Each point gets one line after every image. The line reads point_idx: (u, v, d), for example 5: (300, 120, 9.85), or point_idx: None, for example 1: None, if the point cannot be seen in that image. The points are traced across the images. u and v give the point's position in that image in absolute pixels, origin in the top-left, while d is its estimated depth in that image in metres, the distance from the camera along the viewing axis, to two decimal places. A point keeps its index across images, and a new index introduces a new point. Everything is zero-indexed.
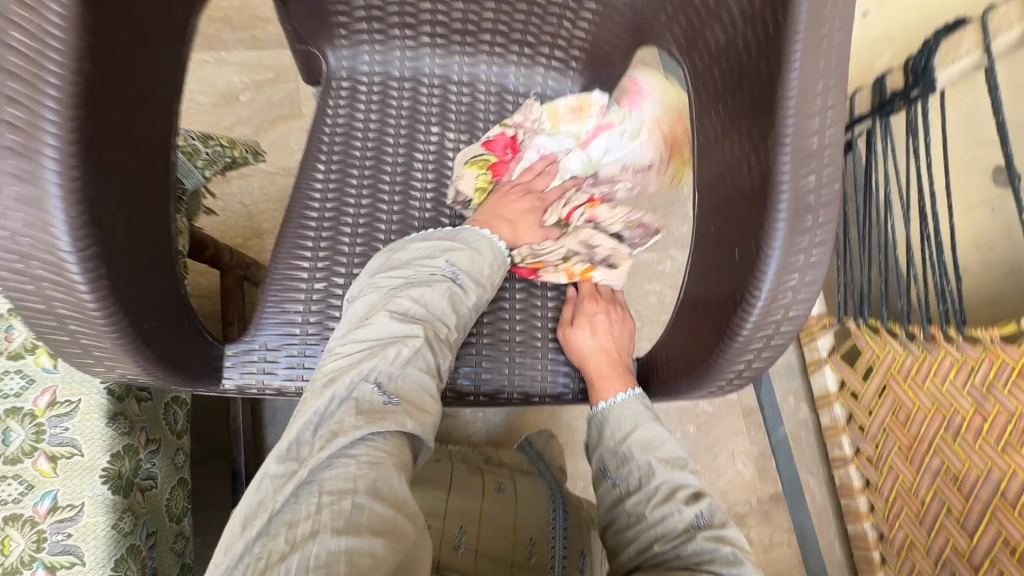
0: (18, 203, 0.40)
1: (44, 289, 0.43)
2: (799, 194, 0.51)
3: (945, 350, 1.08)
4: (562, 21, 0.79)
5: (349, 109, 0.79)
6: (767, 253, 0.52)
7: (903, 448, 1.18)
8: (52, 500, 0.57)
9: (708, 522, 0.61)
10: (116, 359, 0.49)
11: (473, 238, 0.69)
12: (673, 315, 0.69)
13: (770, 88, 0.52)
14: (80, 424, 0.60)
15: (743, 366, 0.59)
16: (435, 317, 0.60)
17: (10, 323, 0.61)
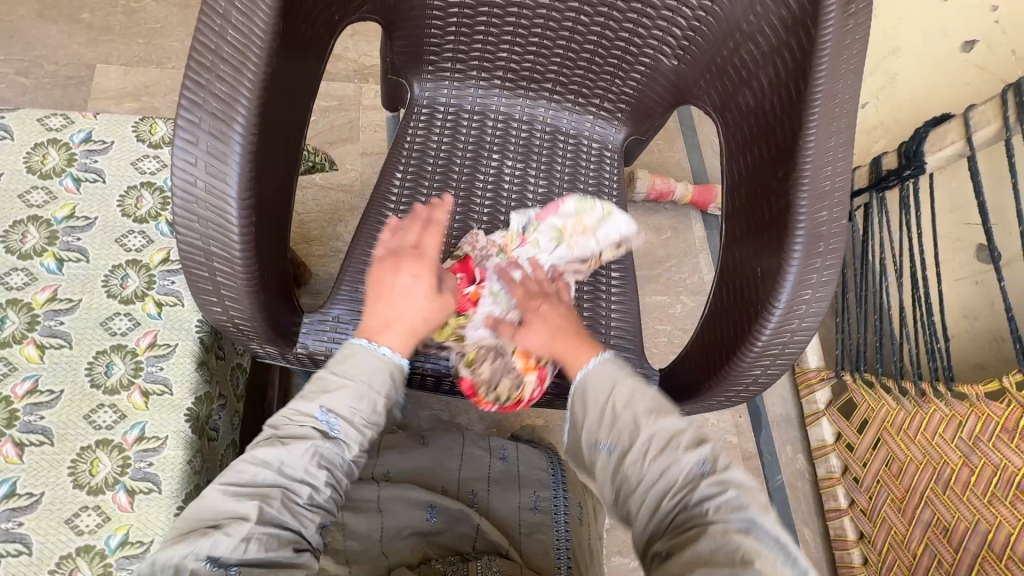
0: (208, 155, 0.50)
1: (206, 229, 0.53)
2: (815, 225, 0.61)
3: (936, 405, 1.16)
4: (614, 79, 0.91)
5: (426, 132, 0.92)
6: (786, 270, 0.61)
7: (896, 499, 1.24)
8: (140, 431, 0.64)
9: (711, 468, 0.56)
10: (236, 300, 0.57)
11: (366, 368, 0.61)
12: (695, 330, 0.76)
13: (792, 140, 0.65)
14: (174, 366, 0.67)
15: (759, 372, 0.66)
16: (298, 476, 0.57)
17: (126, 273, 0.69)
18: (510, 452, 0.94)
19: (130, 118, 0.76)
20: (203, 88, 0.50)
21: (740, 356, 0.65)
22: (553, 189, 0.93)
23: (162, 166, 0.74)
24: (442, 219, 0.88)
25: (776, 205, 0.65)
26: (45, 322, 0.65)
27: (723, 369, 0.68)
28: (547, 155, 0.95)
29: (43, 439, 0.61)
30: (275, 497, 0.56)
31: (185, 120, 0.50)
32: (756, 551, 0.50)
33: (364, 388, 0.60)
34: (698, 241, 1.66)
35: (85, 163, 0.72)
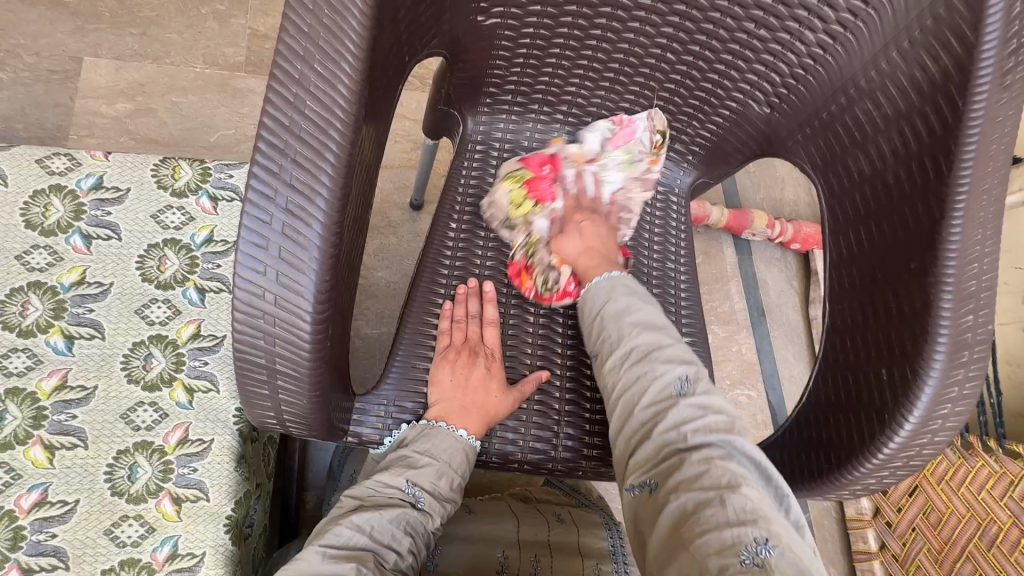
0: (281, 260, 0.41)
1: (274, 345, 0.43)
2: (958, 331, 0.54)
3: (983, 460, 1.16)
4: (692, 121, 0.82)
5: (481, 173, 0.82)
6: (925, 380, 0.54)
7: (933, 550, 1.21)
8: (172, 547, 0.54)
9: (689, 389, 0.59)
10: (299, 413, 0.48)
11: (448, 444, 0.63)
12: (790, 417, 0.69)
13: (928, 227, 0.57)
14: (210, 466, 0.57)
15: (875, 481, 0.59)
16: (387, 541, 0.57)
17: (149, 351, 0.60)
18: (564, 513, 0.88)
19: (149, 159, 0.66)
20: (277, 177, 0.40)
21: (857, 464, 0.59)
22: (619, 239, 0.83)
23: (188, 219, 0.65)
24: (501, 272, 0.78)
25: (910, 301, 0.57)
26: (54, 417, 0.55)
27: (833, 474, 0.61)
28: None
29: (56, 562, 0.51)
30: (370, 562, 0.55)
31: (252, 217, 0.40)
32: (738, 475, 0.51)
33: (448, 467, 0.62)
34: (729, 267, 1.59)
35: (95, 215, 0.62)
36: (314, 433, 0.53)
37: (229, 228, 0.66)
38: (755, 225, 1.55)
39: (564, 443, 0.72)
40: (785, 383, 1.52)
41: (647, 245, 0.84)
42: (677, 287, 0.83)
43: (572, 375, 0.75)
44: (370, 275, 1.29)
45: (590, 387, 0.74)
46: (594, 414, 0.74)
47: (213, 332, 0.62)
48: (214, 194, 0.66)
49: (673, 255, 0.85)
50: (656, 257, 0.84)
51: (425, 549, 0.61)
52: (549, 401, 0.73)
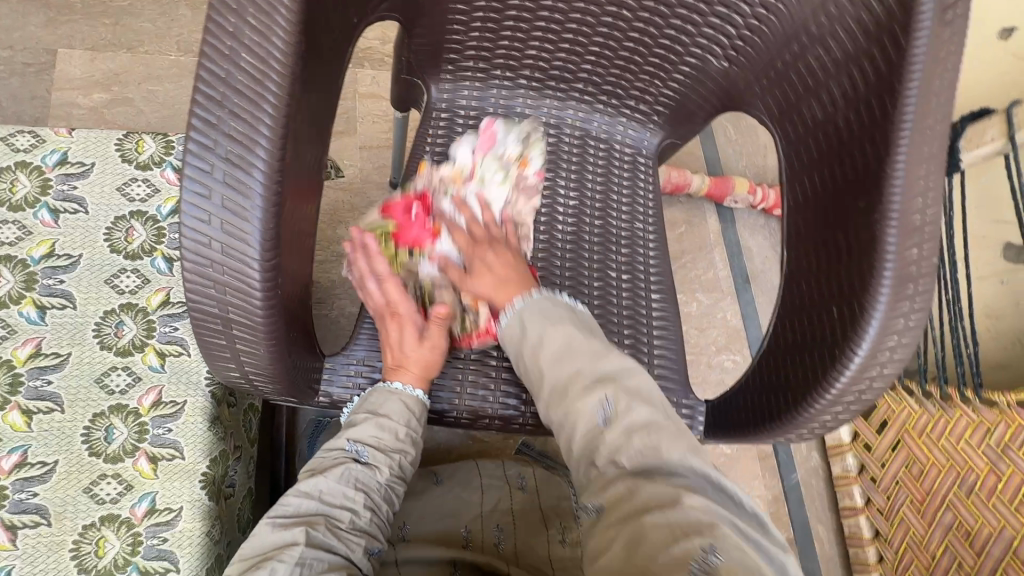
0: (224, 209, 0.42)
1: (225, 295, 0.45)
2: (903, 264, 0.55)
3: (961, 410, 1.17)
4: (654, 80, 0.82)
5: (446, 141, 0.83)
6: (871, 314, 0.56)
7: (916, 502, 1.23)
8: (151, 502, 0.57)
9: (614, 409, 0.54)
10: (259, 366, 0.50)
11: (380, 399, 0.64)
12: (751, 364, 0.71)
13: (875, 166, 0.58)
14: (184, 426, 0.59)
15: (830, 417, 0.61)
16: (339, 501, 0.58)
17: (120, 319, 0.61)
18: (528, 476, 0.91)
19: (113, 134, 0.67)
20: (215, 129, 0.41)
21: (809, 402, 0.60)
22: (585, 203, 0.84)
23: (154, 191, 0.66)
24: None
25: (858, 239, 0.58)
26: (30, 383, 0.57)
27: (788, 413, 0.63)
28: (578, 163, 0.86)
29: (38, 519, 0.54)
30: (320, 523, 0.56)
31: (193, 169, 0.42)
32: (684, 489, 0.46)
33: (388, 422, 0.63)
34: (712, 235, 1.60)
35: (62, 190, 0.64)
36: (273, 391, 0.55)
37: None
38: (736, 192, 1.55)
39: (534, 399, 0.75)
40: None
41: (614, 206, 0.85)
42: (645, 246, 0.84)
43: None
44: None
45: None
46: None
47: (182, 299, 0.63)
48: (179, 166, 0.67)
49: (641, 215, 0.86)
50: (625, 219, 0.85)
51: (388, 502, 0.62)
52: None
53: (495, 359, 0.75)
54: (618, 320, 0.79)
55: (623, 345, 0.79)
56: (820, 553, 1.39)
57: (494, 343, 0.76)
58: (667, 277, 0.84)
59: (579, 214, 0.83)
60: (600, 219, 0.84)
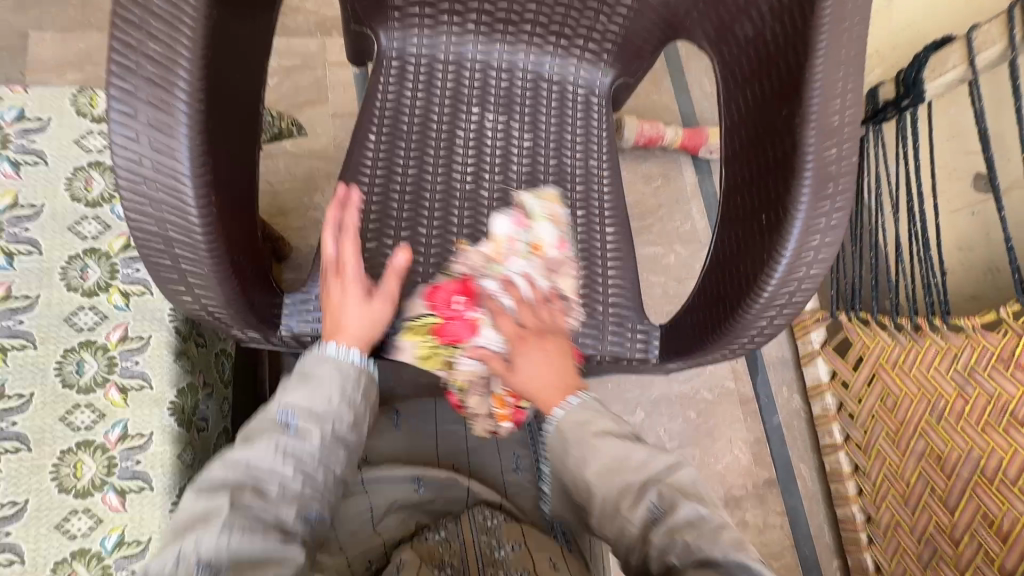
0: (151, 127, 0.46)
1: (162, 214, 0.48)
2: (823, 164, 0.58)
3: (931, 339, 1.18)
4: (599, 15, 0.83)
5: (398, 89, 0.84)
6: (793, 216, 0.59)
7: (891, 433, 1.26)
8: (123, 429, 0.61)
9: (662, 512, 0.55)
10: (206, 289, 0.53)
11: (314, 361, 0.61)
12: (696, 285, 0.74)
13: (796, 74, 0.60)
14: (151, 358, 0.63)
15: (765, 323, 0.63)
16: (270, 470, 0.55)
17: (85, 263, 0.64)
18: None
19: (66, 90, 0.69)
20: (135, 50, 0.45)
21: (742, 308, 0.63)
22: (538, 144, 0.86)
23: (109, 143, 0.68)
24: (423, 181, 0.82)
25: (781, 147, 0.61)
26: (3, 323, 0.61)
27: (725, 322, 0.65)
28: (530, 104, 0.87)
29: (18, 445, 0.58)
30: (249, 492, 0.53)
31: (118, 90, 0.45)
32: None
33: (326, 382, 0.60)
34: (689, 188, 1.60)
35: (22, 144, 0.66)
36: (231, 324, 0.57)
37: None
38: (710, 142, 1.55)
39: None
40: None
41: (568, 146, 0.86)
42: (599, 183, 0.86)
43: None
44: None
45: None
46: None
47: None
48: None
49: (595, 153, 0.87)
50: (578, 156, 0.86)
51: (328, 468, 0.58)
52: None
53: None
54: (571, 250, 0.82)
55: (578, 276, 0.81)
56: (803, 490, 1.43)
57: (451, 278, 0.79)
58: (622, 210, 0.85)
59: (533, 155, 0.85)
60: (553, 158, 0.85)
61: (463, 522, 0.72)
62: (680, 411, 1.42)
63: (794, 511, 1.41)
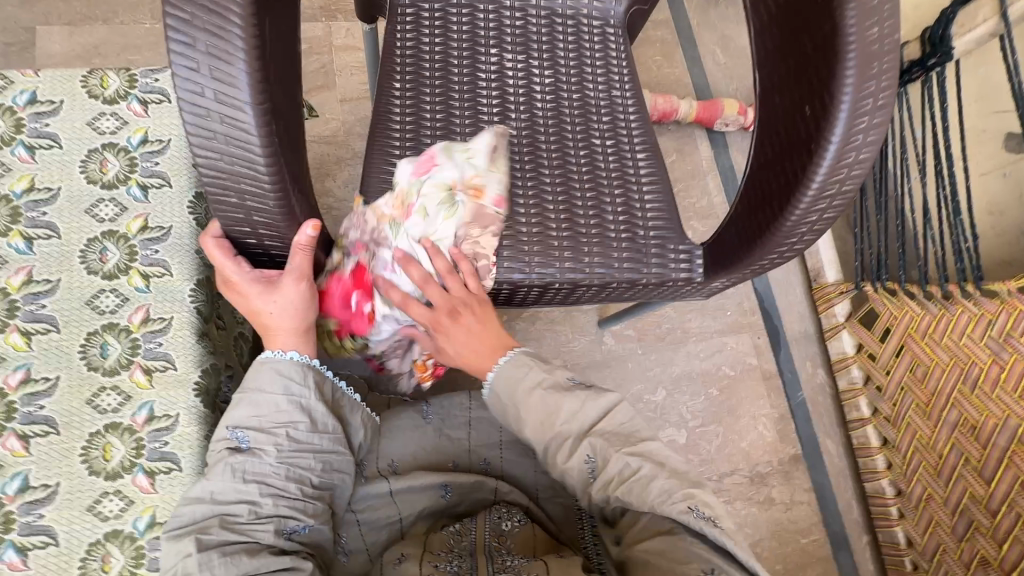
0: (210, 59, 0.47)
1: (228, 149, 0.50)
2: (856, 106, 0.59)
3: (963, 306, 1.15)
4: None
5: (415, 35, 0.83)
6: (838, 102, 0.59)
7: (922, 405, 1.23)
8: (149, 411, 0.60)
9: (596, 464, 0.65)
10: (270, 224, 0.56)
11: (252, 375, 0.62)
12: (737, 197, 0.75)
13: None
14: (173, 339, 0.62)
15: (816, 217, 0.65)
16: (233, 498, 0.58)
17: (104, 245, 0.63)
18: None
19: (78, 72, 0.68)
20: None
21: (792, 206, 0.64)
22: (560, 78, 0.84)
23: (122, 124, 0.67)
24: (453, 129, 0.80)
25: (820, 33, 0.61)
26: (26, 307, 0.60)
27: (777, 223, 0.66)
28: (547, 40, 0.85)
29: (47, 428, 0.58)
30: (214, 527, 0.56)
31: (174, 24, 0.46)
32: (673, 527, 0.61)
33: (261, 369, 0.62)
34: (706, 162, 1.56)
35: (35, 127, 0.65)
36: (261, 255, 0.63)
37: (161, 128, 0.68)
38: (726, 114, 1.51)
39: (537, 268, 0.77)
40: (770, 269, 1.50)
41: (589, 78, 0.85)
42: (625, 115, 0.84)
43: (535, 202, 0.79)
44: (342, 207, 1.31)
45: (555, 218, 0.78)
46: (561, 235, 0.78)
47: (160, 224, 0.65)
48: (144, 98, 0.68)
49: (618, 83, 0.85)
50: (600, 87, 0.85)
51: (293, 472, 0.61)
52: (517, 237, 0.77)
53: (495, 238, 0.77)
54: (606, 179, 0.81)
55: (617, 213, 0.80)
56: (830, 465, 1.40)
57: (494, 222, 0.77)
58: (651, 141, 0.84)
59: (556, 89, 0.83)
60: (577, 91, 0.84)
61: (479, 527, 0.69)
62: (702, 388, 1.40)
63: (821, 487, 1.38)
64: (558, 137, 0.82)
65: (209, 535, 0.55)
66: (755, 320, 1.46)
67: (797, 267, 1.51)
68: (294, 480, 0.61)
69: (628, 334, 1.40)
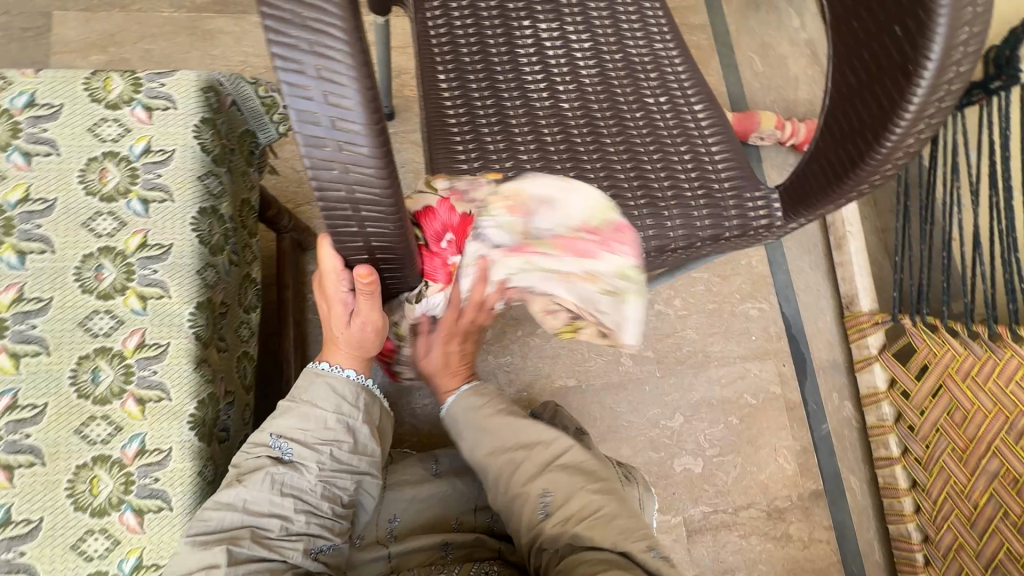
0: (319, 73, 0.41)
1: (348, 174, 0.45)
2: (943, 69, 0.56)
3: (1011, 351, 1.13)
4: None
5: (447, 21, 0.81)
6: (933, 29, 0.54)
7: (958, 450, 1.19)
8: (140, 443, 0.56)
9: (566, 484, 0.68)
10: (388, 246, 0.51)
11: (305, 382, 0.65)
12: (817, 129, 0.72)
13: None
14: (170, 367, 0.58)
15: (912, 141, 0.62)
16: (266, 510, 0.59)
17: (100, 263, 0.59)
18: None
19: (81, 73, 0.63)
20: None
21: (887, 133, 0.62)
22: (599, 42, 0.83)
23: (125, 131, 0.62)
24: (507, 117, 0.78)
25: None
26: (16, 327, 0.57)
27: (870, 154, 0.64)
28: (578, 8, 0.84)
29: (32, 458, 0.54)
30: (245, 537, 0.57)
31: (276, 34, 0.40)
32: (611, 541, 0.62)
33: (314, 381, 0.65)
34: None
35: (33, 132, 0.61)
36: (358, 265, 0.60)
37: (166, 137, 0.63)
38: (763, 127, 1.43)
39: None
40: (800, 294, 1.43)
41: (628, 36, 0.83)
42: (671, 66, 0.83)
43: (603, 166, 0.78)
44: None
45: (626, 181, 0.78)
46: (638, 201, 0.77)
47: (160, 241, 0.61)
48: (148, 104, 0.63)
49: (657, 36, 0.84)
50: (641, 42, 0.83)
51: (333, 485, 0.63)
52: None
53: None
54: (671, 140, 0.80)
55: (689, 173, 0.79)
56: (852, 504, 1.33)
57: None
58: (706, 95, 0.83)
59: (597, 55, 0.83)
60: (618, 52, 0.83)
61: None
62: (723, 416, 1.34)
63: (841, 526, 1.32)
64: (611, 102, 0.81)
65: (241, 545, 0.56)
66: (782, 346, 1.39)
67: (830, 292, 1.43)
68: (328, 498, 0.62)
69: (647, 356, 1.34)
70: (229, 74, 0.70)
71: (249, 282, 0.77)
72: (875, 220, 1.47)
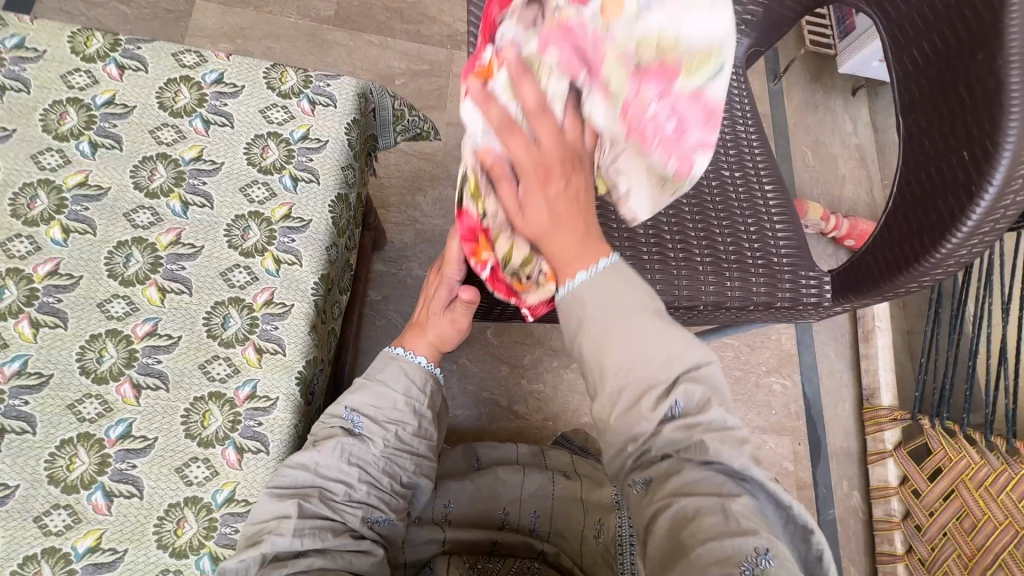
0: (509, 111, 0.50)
1: None
2: (1000, 197, 0.64)
3: None
4: None
5: None
6: (997, 161, 0.63)
7: (964, 556, 1.20)
8: (252, 388, 0.63)
9: (683, 411, 0.50)
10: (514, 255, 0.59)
11: (381, 364, 0.69)
12: (876, 227, 0.80)
13: (981, 41, 0.63)
14: (289, 326, 0.65)
15: (964, 252, 0.69)
16: (333, 475, 0.63)
17: (247, 224, 0.67)
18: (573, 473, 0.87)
19: (262, 64, 0.73)
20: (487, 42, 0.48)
21: (943, 241, 0.70)
22: None
23: (289, 118, 0.72)
24: None
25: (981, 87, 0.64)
26: (168, 266, 0.64)
27: (925, 257, 0.72)
28: None
29: (158, 383, 0.61)
30: (314, 496, 0.61)
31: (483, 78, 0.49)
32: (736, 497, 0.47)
33: (390, 365, 0.69)
34: None
35: (214, 105, 0.70)
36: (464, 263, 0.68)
37: (322, 128, 0.72)
38: (810, 215, 1.52)
39: (682, 289, 0.84)
40: (823, 378, 1.48)
41: None
42: (751, 149, 0.93)
43: (676, 221, 0.87)
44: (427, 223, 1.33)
45: (695, 238, 0.86)
46: (704, 259, 0.85)
47: (301, 216, 0.69)
48: (313, 99, 0.73)
49: (741, 120, 0.94)
50: (727, 123, 0.93)
51: (394, 463, 0.66)
52: (666, 253, 0.85)
53: (646, 256, 0.84)
54: (741, 211, 0.89)
55: (755, 245, 0.88)
56: None
57: (643, 243, 0.85)
58: (778, 178, 0.92)
59: None
60: None
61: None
62: None
63: None
64: None
65: (310, 502, 0.60)
66: (800, 425, 1.43)
67: (851, 381, 1.48)
68: (388, 474, 0.66)
69: None
70: (378, 86, 0.80)
71: (349, 266, 0.84)
72: (901, 320, 1.54)
